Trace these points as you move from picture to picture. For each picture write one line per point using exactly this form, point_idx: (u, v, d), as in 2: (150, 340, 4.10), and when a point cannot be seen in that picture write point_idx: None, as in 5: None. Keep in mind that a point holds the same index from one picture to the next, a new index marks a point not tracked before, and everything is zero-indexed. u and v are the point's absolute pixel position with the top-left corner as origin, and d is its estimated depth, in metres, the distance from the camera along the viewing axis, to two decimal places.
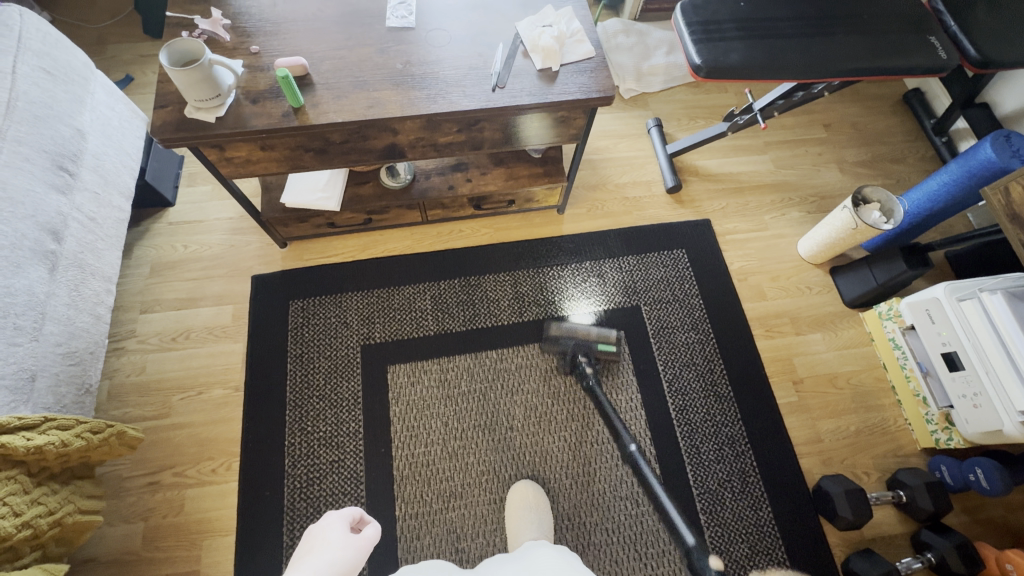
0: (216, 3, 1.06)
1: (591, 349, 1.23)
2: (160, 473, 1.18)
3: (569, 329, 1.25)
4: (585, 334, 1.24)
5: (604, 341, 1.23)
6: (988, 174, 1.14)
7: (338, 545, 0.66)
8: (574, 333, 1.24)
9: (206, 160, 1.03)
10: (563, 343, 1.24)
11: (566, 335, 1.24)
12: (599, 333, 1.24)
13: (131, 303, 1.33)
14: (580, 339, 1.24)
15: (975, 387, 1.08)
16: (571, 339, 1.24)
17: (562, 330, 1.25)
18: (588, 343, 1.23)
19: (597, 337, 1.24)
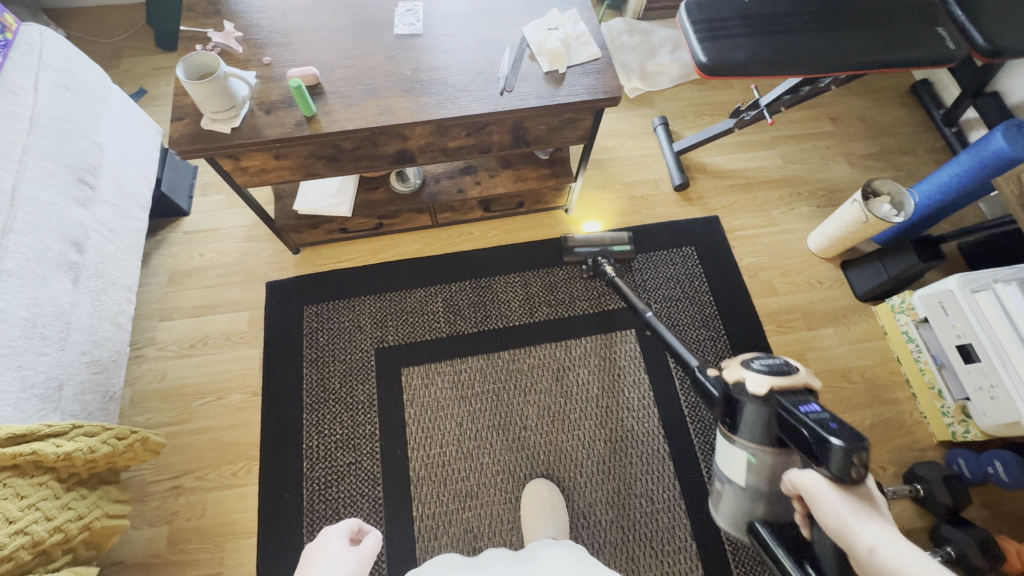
0: (228, 17, 1.09)
1: (608, 252, 1.37)
2: (183, 477, 1.20)
3: (586, 238, 1.38)
4: (600, 241, 1.39)
5: (619, 244, 1.39)
6: (1000, 164, 1.13)
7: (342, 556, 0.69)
8: (590, 242, 1.38)
9: (222, 170, 1.05)
10: (582, 253, 1.37)
11: (585, 244, 1.38)
12: (612, 237, 1.40)
13: (150, 312, 1.36)
14: (597, 245, 1.38)
15: (992, 379, 1.07)
16: (589, 247, 1.38)
17: (579, 240, 1.38)
18: (606, 248, 1.38)
19: (612, 240, 1.39)
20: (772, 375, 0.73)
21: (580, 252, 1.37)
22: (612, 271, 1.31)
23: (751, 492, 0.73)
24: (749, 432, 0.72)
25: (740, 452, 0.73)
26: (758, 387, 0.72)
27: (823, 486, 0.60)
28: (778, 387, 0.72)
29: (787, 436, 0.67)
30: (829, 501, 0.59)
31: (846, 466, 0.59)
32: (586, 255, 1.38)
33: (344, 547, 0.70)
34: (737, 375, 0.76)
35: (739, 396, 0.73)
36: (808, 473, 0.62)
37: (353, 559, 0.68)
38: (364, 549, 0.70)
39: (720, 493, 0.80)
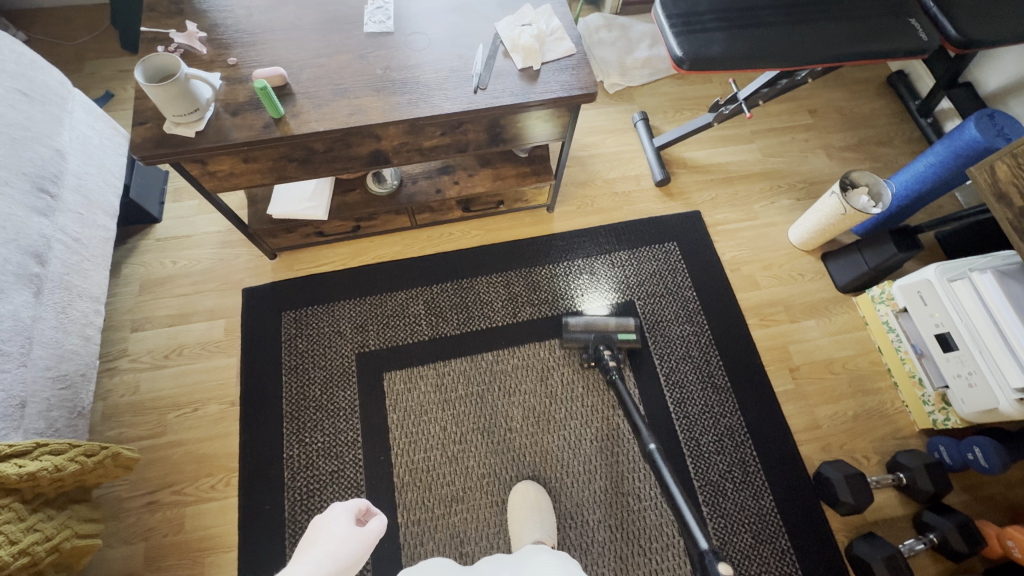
0: (192, 17, 1.05)
1: (611, 341, 1.23)
2: (159, 492, 1.17)
3: (586, 322, 1.25)
4: (604, 326, 1.26)
5: (624, 331, 1.26)
6: (973, 154, 1.14)
7: (339, 537, 0.65)
8: (591, 326, 1.25)
9: (189, 175, 1.02)
10: (582, 339, 1.24)
11: (585, 329, 1.25)
12: (617, 324, 1.26)
13: (121, 322, 1.32)
14: (599, 332, 1.24)
15: (969, 366, 1.09)
16: (588, 332, 1.25)
17: (578, 325, 1.25)
18: (610, 335, 1.24)
19: (616, 327, 1.26)
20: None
21: (578, 336, 1.24)
22: (615, 365, 1.18)
23: None
24: None
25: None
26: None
27: None
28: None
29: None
30: None
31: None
32: (585, 341, 1.24)
33: (347, 527, 0.67)
34: None
35: None
36: None
37: (353, 540, 0.65)
38: (367, 531, 0.67)
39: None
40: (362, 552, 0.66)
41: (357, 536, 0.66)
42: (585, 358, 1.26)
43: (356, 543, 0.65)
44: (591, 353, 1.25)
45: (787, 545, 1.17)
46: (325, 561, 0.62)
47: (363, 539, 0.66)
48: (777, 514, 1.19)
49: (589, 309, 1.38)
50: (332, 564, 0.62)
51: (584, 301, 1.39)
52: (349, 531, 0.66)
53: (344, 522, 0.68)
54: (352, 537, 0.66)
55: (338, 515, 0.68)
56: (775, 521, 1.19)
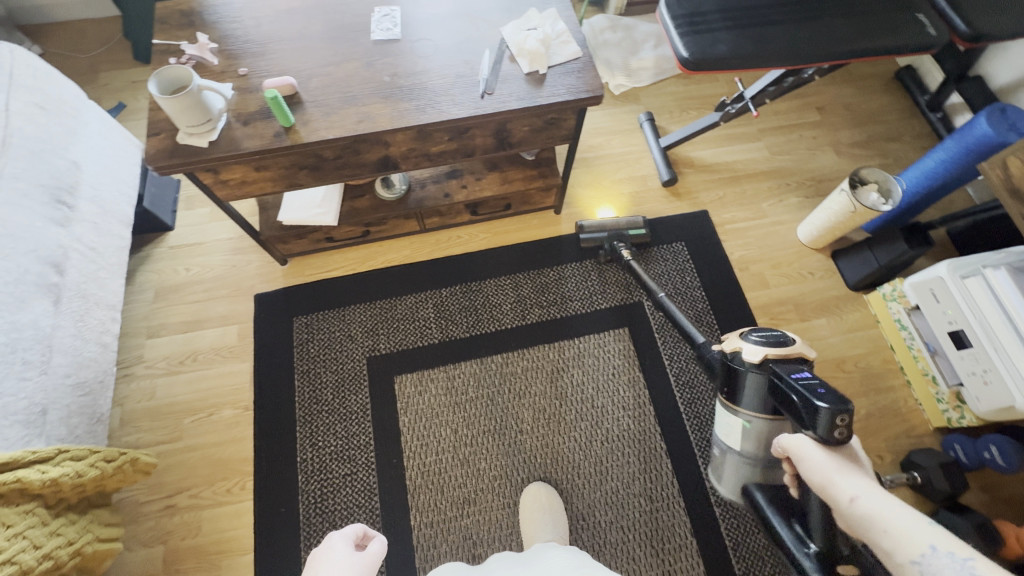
0: (202, 28, 1.07)
1: (623, 236, 1.39)
2: (177, 495, 1.19)
3: (600, 223, 1.40)
4: (615, 225, 1.40)
5: (634, 228, 1.40)
6: (985, 149, 1.13)
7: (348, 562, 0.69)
8: (604, 226, 1.40)
9: (201, 184, 1.03)
10: (597, 236, 1.39)
11: (599, 229, 1.39)
12: (628, 221, 1.40)
13: (136, 329, 1.34)
14: (612, 230, 1.39)
15: (984, 365, 1.08)
16: (602, 231, 1.39)
17: (593, 226, 1.39)
18: (621, 232, 1.39)
19: (627, 224, 1.40)
20: (767, 345, 0.77)
21: (594, 235, 1.39)
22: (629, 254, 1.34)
23: (748, 456, 0.80)
24: (749, 401, 0.77)
25: (734, 420, 0.79)
26: (754, 357, 0.76)
27: (811, 447, 0.61)
28: (773, 355, 0.76)
29: (779, 401, 0.70)
30: (815, 460, 0.59)
31: (831, 428, 0.60)
32: (599, 239, 1.39)
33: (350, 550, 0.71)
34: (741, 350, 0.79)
35: (739, 367, 0.78)
36: (796, 436, 0.63)
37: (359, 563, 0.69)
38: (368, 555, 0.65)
39: (719, 461, 0.87)
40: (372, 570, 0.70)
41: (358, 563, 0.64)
42: (602, 254, 1.42)
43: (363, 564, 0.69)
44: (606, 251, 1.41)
45: None
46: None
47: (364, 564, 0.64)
48: None
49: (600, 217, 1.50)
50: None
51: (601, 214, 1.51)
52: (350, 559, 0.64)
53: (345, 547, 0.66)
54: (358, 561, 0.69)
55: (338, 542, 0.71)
56: None
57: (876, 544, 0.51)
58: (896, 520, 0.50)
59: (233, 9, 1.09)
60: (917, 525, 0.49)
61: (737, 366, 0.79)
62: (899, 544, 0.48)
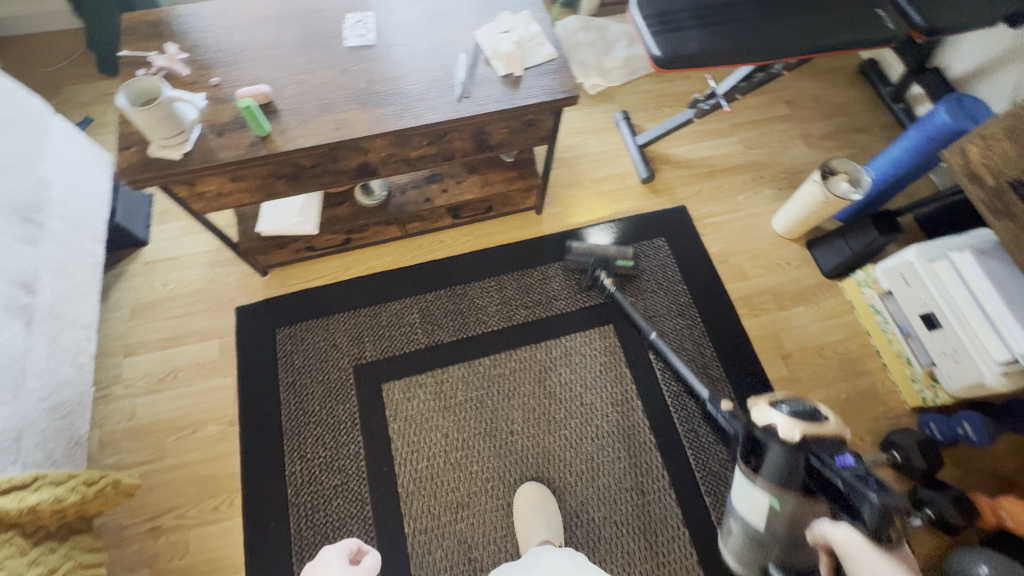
0: (171, 38, 1.05)
1: (610, 265, 1.36)
2: (162, 517, 1.16)
3: (588, 248, 1.37)
4: (604, 252, 1.37)
5: (623, 258, 1.37)
6: (945, 137, 1.18)
7: None
8: (592, 251, 1.37)
9: (176, 197, 1.01)
10: (583, 261, 1.37)
11: (587, 253, 1.36)
12: (617, 251, 1.37)
13: (113, 348, 1.31)
14: (599, 257, 1.36)
15: (954, 344, 1.12)
16: (590, 256, 1.36)
17: (581, 249, 1.37)
18: (608, 259, 1.36)
19: (616, 254, 1.37)
20: (803, 419, 0.69)
21: (580, 260, 1.37)
22: (610, 283, 1.36)
23: (766, 535, 0.79)
24: (769, 475, 0.72)
25: (761, 496, 0.74)
26: (788, 432, 0.68)
27: (858, 542, 0.60)
28: (811, 434, 0.68)
29: (820, 487, 0.69)
30: (865, 560, 0.58)
31: (882, 526, 0.61)
32: (586, 263, 1.37)
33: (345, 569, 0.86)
34: (769, 420, 0.70)
35: (768, 441, 0.71)
36: (841, 527, 0.62)
37: None
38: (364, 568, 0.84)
39: (737, 536, 0.87)
40: None
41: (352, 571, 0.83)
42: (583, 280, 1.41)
43: None
44: (589, 275, 1.39)
45: None
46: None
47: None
48: None
49: (590, 239, 1.48)
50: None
51: (589, 233, 1.49)
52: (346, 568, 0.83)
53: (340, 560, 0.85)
54: None
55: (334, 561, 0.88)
56: None
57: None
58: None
59: (203, 19, 1.08)
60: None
61: (766, 435, 0.71)
62: None
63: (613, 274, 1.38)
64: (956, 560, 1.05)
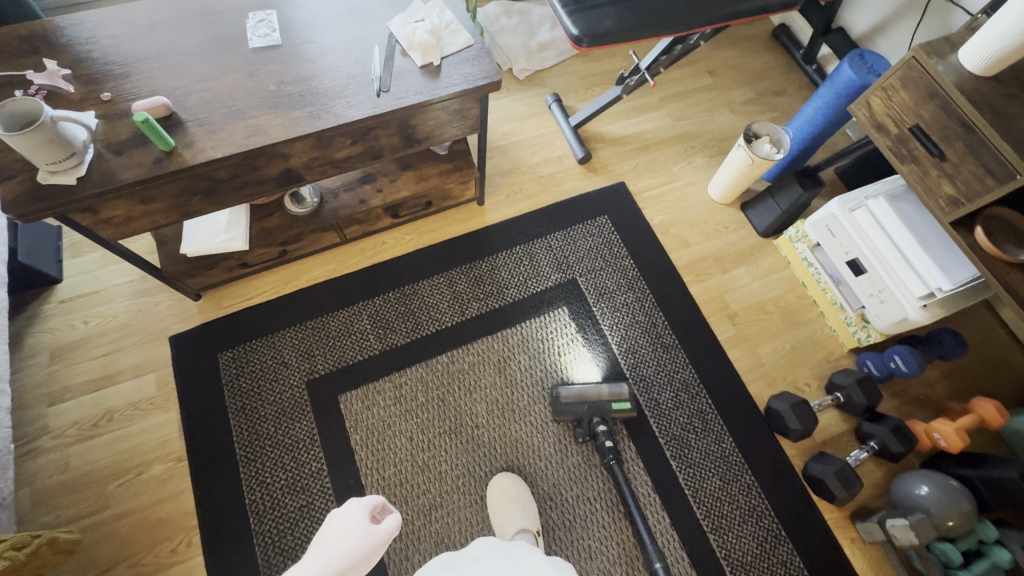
0: (50, 53, 0.96)
1: (606, 412, 1.20)
2: (113, 569, 1.08)
3: (579, 393, 1.21)
4: (596, 396, 1.21)
5: (618, 400, 1.20)
6: (852, 93, 1.25)
7: (354, 532, 0.69)
8: (584, 397, 1.21)
9: (79, 227, 0.93)
10: (575, 410, 1.20)
11: (578, 401, 1.20)
12: (611, 392, 1.21)
13: (35, 398, 1.20)
14: (592, 403, 1.20)
15: (879, 285, 1.20)
16: (582, 404, 1.20)
17: (572, 396, 1.20)
18: (602, 405, 1.20)
19: (610, 396, 1.21)
20: None
21: (573, 409, 1.20)
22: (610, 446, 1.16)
23: None
24: None
25: None
26: None
27: None
28: None
29: None
30: None
31: None
32: (578, 412, 1.20)
33: (363, 521, 0.70)
34: None
35: None
36: None
37: (365, 538, 0.68)
38: (381, 530, 0.69)
39: None
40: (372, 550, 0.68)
41: (370, 533, 0.68)
42: (579, 433, 1.22)
43: (367, 539, 0.68)
44: (585, 427, 1.21)
45: (752, 479, 1.24)
46: (334, 560, 0.65)
47: (374, 537, 0.68)
48: (739, 453, 1.26)
49: (576, 371, 1.31)
50: (342, 561, 0.65)
51: (572, 365, 1.32)
52: (364, 528, 0.69)
53: (361, 517, 0.71)
54: (364, 534, 0.68)
55: (354, 511, 0.71)
56: (738, 460, 1.25)
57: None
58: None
59: (86, 30, 0.99)
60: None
61: None
62: None
63: (609, 420, 1.21)
64: (900, 486, 1.13)
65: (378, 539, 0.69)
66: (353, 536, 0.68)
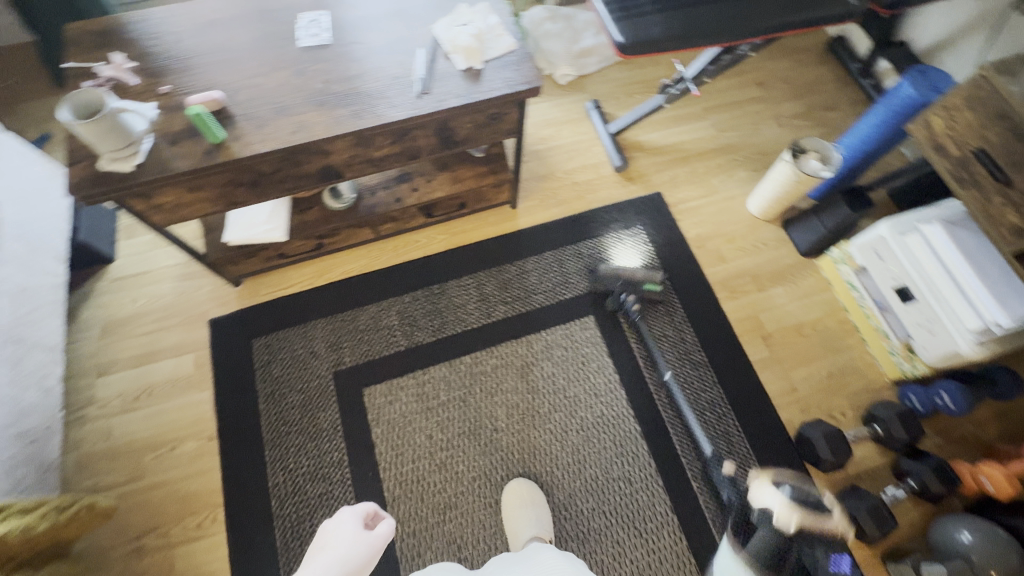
0: (118, 47, 1.02)
1: (637, 289, 1.33)
2: (144, 537, 1.14)
3: (616, 269, 1.34)
4: (632, 274, 1.33)
5: (650, 281, 1.33)
6: (910, 110, 1.19)
7: (351, 542, 0.83)
8: (620, 273, 1.34)
9: (134, 211, 0.98)
10: (609, 282, 1.33)
11: (614, 275, 1.34)
12: (646, 274, 1.34)
13: (85, 368, 1.28)
14: (626, 279, 1.33)
15: (929, 315, 1.13)
16: (616, 278, 1.33)
17: (608, 270, 1.34)
18: (635, 283, 1.33)
19: (644, 277, 1.33)
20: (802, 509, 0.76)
21: (608, 280, 1.33)
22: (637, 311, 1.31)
23: None
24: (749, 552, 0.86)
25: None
26: (783, 520, 0.76)
27: None
28: (807, 528, 0.75)
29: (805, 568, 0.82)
30: None
31: None
32: (612, 283, 1.33)
33: (355, 529, 0.86)
34: (768, 507, 0.78)
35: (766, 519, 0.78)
36: None
37: (360, 545, 0.83)
38: (376, 536, 0.85)
39: None
40: (371, 552, 0.84)
41: (365, 541, 0.84)
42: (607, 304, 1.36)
43: (364, 546, 0.83)
44: (614, 298, 1.35)
45: None
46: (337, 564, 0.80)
47: (373, 542, 0.84)
48: None
49: (615, 257, 1.44)
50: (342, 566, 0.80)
51: (613, 249, 1.45)
52: (360, 535, 0.85)
53: (354, 524, 0.87)
54: (359, 541, 0.84)
55: (348, 521, 0.87)
56: None
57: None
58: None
59: (151, 26, 1.05)
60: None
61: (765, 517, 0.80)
62: None
63: (639, 297, 1.34)
64: (940, 531, 1.06)
65: (374, 543, 0.85)
66: (351, 546, 0.83)
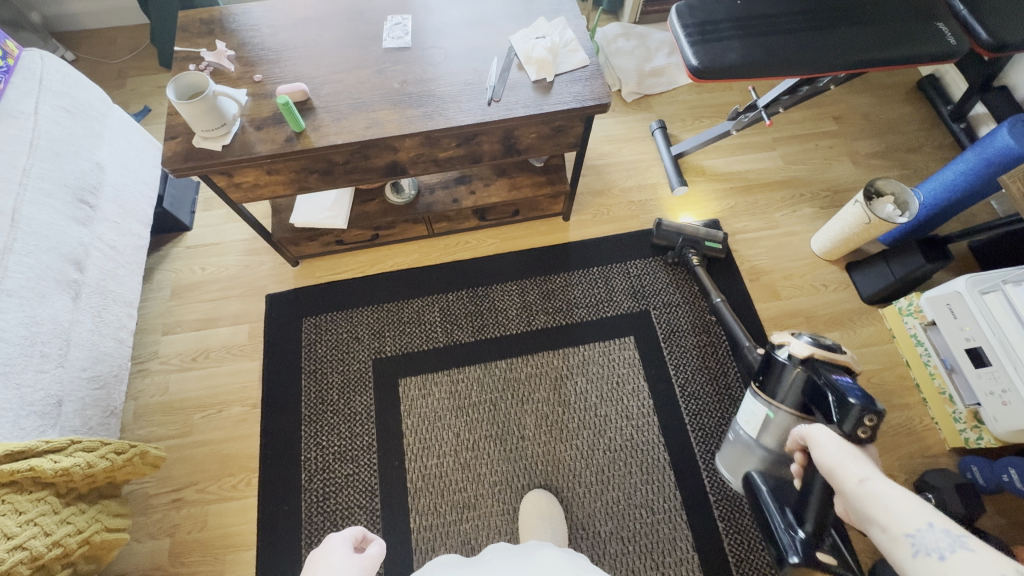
0: (221, 36, 1.11)
1: (698, 244, 1.37)
2: (184, 489, 1.22)
3: (677, 226, 1.38)
4: (693, 231, 1.37)
5: (712, 240, 1.37)
6: (1006, 162, 1.11)
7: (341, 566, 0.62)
8: (681, 230, 1.38)
9: (216, 187, 1.06)
10: (670, 238, 1.39)
11: (674, 232, 1.38)
12: (708, 232, 1.37)
13: (153, 325, 1.39)
14: (687, 235, 1.37)
15: (1003, 383, 1.03)
16: (678, 234, 1.38)
17: (670, 226, 1.38)
18: (697, 240, 1.37)
19: (706, 235, 1.37)
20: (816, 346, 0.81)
21: (669, 236, 1.38)
22: (697, 262, 1.37)
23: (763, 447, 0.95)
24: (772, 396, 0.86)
25: (759, 410, 0.90)
26: (801, 351, 0.81)
27: (824, 433, 0.64)
28: (819, 356, 0.80)
29: (816, 398, 0.77)
30: (828, 447, 0.62)
31: (857, 425, 0.67)
32: (672, 240, 1.39)
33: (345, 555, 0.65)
34: (784, 341, 0.84)
35: (783, 358, 0.82)
36: (815, 426, 0.65)
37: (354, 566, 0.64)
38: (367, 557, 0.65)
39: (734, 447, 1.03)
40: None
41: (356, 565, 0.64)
42: (669, 257, 1.42)
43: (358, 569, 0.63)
44: (676, 252, 1.41)
45: None
46: None
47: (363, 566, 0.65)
48: None
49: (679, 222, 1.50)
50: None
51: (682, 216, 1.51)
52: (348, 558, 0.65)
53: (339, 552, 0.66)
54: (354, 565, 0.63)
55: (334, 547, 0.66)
56: None
57: (872, 519, 0.52)
58: (900, 502, 0.50)
59: (252, 19, 1.13)
60: (914, 508, 0.49)
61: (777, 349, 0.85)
62: (886, 519, 0.50)
63: (699, 254, 1.39)
64: None
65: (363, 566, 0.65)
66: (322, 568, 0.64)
